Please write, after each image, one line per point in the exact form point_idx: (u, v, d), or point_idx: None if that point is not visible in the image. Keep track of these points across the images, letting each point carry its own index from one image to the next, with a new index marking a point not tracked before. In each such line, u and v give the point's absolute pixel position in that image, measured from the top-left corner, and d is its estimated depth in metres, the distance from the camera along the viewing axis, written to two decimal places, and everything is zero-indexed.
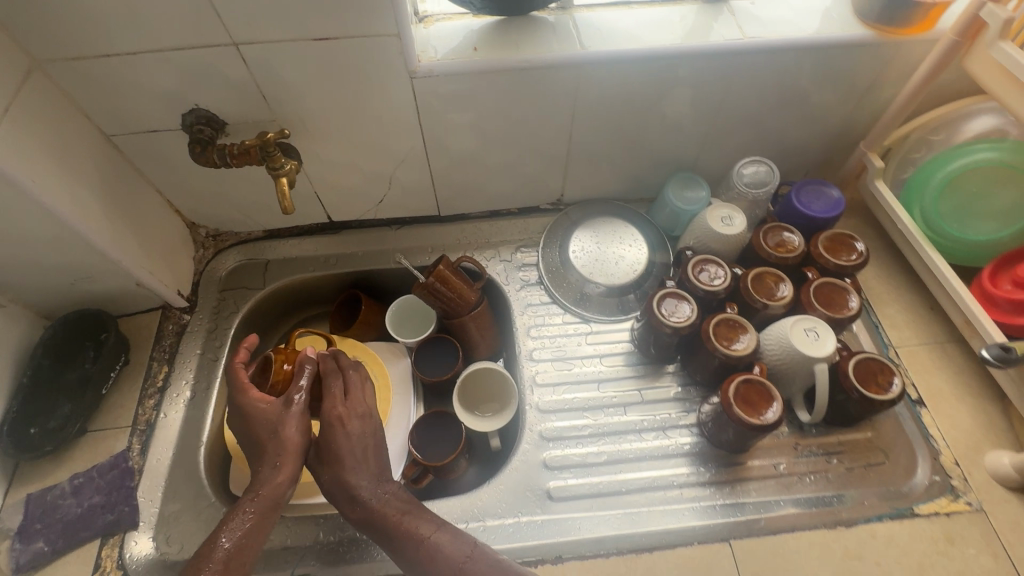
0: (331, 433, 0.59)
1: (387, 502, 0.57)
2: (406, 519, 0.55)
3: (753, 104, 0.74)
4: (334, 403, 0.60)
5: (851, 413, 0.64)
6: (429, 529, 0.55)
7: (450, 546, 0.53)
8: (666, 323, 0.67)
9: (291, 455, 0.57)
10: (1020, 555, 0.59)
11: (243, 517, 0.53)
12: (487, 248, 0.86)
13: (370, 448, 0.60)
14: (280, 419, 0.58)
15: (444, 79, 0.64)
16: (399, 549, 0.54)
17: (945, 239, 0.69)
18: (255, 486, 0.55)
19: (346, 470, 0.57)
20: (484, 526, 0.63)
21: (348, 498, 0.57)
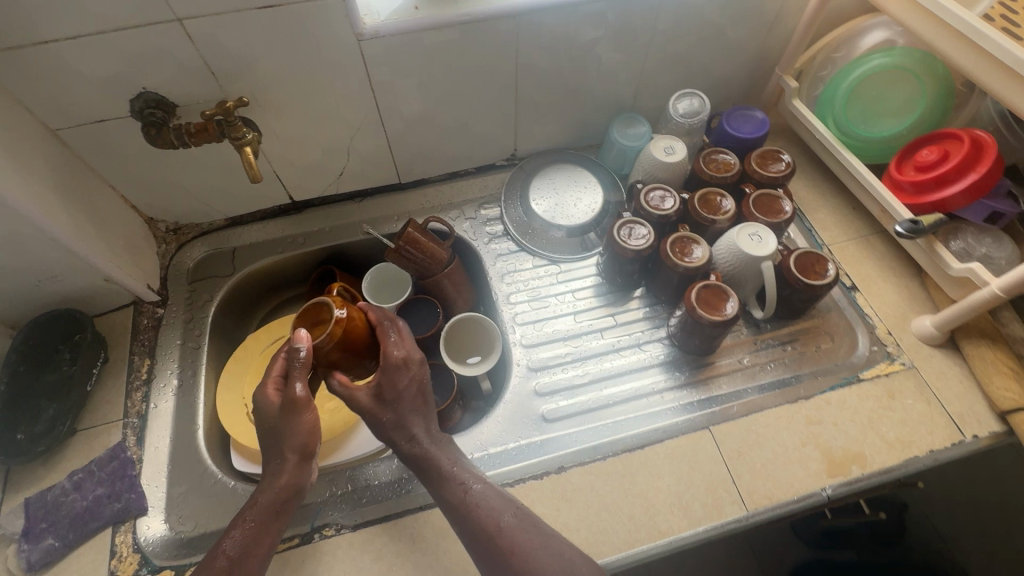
0: (388, 386, 0.57)
1: (437, 457, 0.57)
2: (455, 469, 0.57)
3: (679, 40, 0.79)
4: (390, 350, 0.57)
5: (796, 303, 0.73)
6: (476, 487, 0.56)
7: (495, 512, 0.54)
8: (627, 247, 0.74)
9: (292, 461, 0.55)
10: (947, 397, 0.69)
11: (245, 526, 0.52)
12: (451, 209, 0.89)
13: (418, 399, 0.59)
14: (283, 423, 0.54)
15: (391, 39, 0.66)
16: (446, 497, 0.55)
17: (855, 141, 0.78)
18: (258, 492, 0.54)
19: (398, 421, 0.58)
20: (488, 455, 0.67)
21: (399, 443, 0.58)
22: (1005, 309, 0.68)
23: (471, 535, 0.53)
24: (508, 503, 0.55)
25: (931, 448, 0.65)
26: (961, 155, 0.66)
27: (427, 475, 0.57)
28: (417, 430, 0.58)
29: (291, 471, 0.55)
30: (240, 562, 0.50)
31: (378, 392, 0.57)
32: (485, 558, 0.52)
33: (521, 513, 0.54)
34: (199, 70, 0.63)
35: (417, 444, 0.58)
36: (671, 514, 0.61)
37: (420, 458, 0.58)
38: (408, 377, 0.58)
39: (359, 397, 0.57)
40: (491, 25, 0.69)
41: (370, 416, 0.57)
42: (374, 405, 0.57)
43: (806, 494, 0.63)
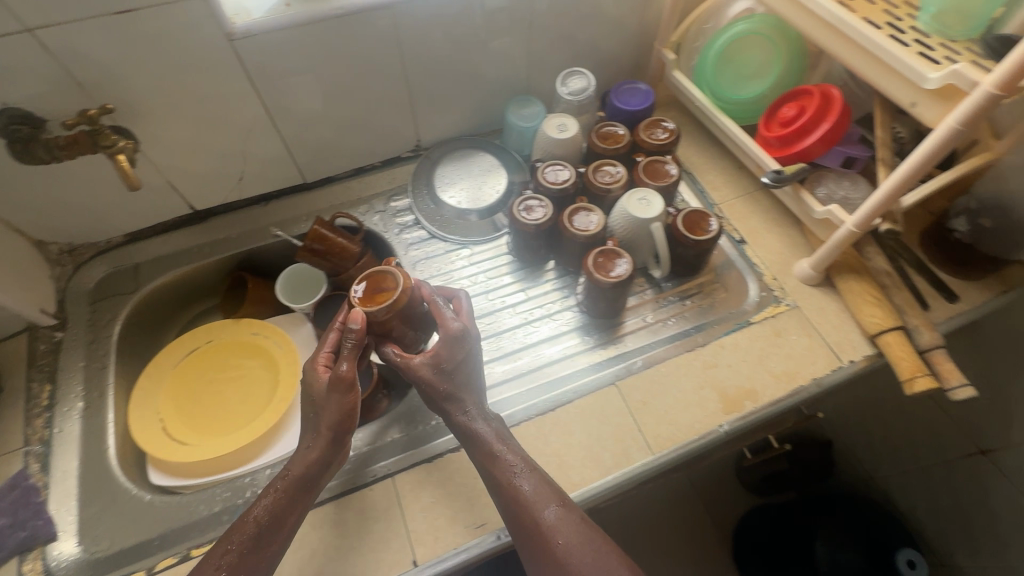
0: (445, 357, 0.60)
1: (489, 440, 0.59)
2: (504, 453, 0.58)
3: (558, 22, 0.83)
4: (446, 322, 0.61)
5: (688, 260, 0.78)
6: (522, 476, 0.57)
7: (536, 506, 0.55)
8: (527, 222, 0.78)
9: (322, 440, 0.58)
10: (825, 330, 0.75)
11: (274, 495, 0.56)
12: (361, 204, 0.90)
13: (468, 377, 0.62)
14: (326, 398, 0.57)
15: (264, 37, 0.67)
16: (494, 477, 0.57)
17: (729, 105, 0.83)
18: (291, 464, 0.57)
19: (453, 396, 0.61)
20: (408, 436, 0.69)
21: (454, 415, 0.61)
22: (870, 246, 0.76)
23: (517, 520, 0.55)
24: (553, 497, 0.55)
25: (814, 376, 0.72)
26: (813, 106, 0.73)
27: (478, 452, 0.59)
28: (468, 412, 0.61)
29: (321, 451, 0.57)
30: (269, 529, 0.54)
31: (436, 363, 0.60)
32: (527, 543, 0.54)
33: (564, 508, 0.55)
34: (63, 82, 0.62)
35: (469, 420, 0.61)
36: (583, 466, 0.65)
37: (472, 437, 0.60)
38: (465, 350, 0.61)
39: (420, 372, 0.60)
40: (367, 17, 0.70)
41: (427, 385, 0.60)
42: (432, 376, 0.60)
43: (705, 432, 0.67)
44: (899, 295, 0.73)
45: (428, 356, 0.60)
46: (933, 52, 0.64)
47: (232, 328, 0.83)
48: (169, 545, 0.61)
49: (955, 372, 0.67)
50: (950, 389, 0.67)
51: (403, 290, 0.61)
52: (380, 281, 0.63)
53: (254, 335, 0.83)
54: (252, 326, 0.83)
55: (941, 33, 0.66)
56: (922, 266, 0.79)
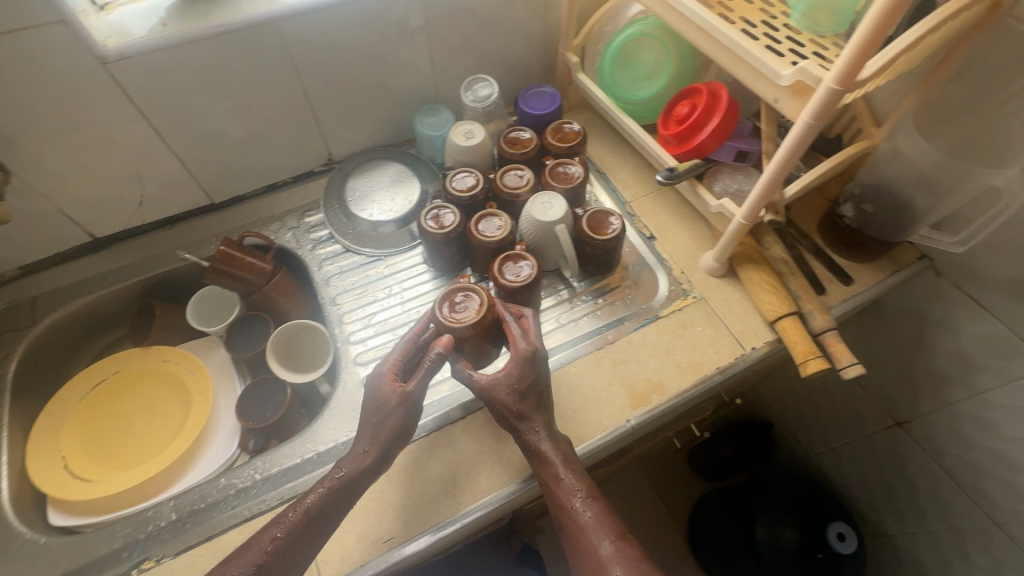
0: (520, 378, 0.62)
1: (556, 463, 0.61)
2: (569, 480, 0.60)
3: (456, 30, 0.84)
4: (515, 342, 0.64)
5: (596, 260, 0.80)
6: (584, 505, 0.59)
7: (594, 535, 0.57)
8: (434, 232, 0.78)
9: (380, 446, 0.59)
10: (730, 319, 0.78)
11: (323, 490, 0.57)
12: (273, 221, 0.88)
13: (540, 398, 0.63)
14: (393, 409, 0.59)
15: (141, 57, 0.66)
16: (555, 501, 0.60)
17: (629, 106, 0.85)
18: (341, 466, 0.58)
19: (524, 415, 0.62)
20: (318, 454, 0.68)
21: (525, 434, 0.62)
22: (767, 235, 0.79)
23: (576, 544, 0.58)
24: (611, 530, 0.57)
25: (718, 365, 0.74)
26: (703, 103, 0.75)
27: (542, 471, 0.61)
28: (540, 433, 0.62)
29: (375, 457, 0.58)
30: (312, 521, 0.55)
31: (512, 383, 0.62)
32: (581, 567, 0.57)
33: (621, 540, 0.57)
34: None
35: (535, 440, 0.62)
36: (492, 472, 0.69)
37: (540, 456, 0.61)
38: (535, 372, 0.63)
39: (497, 393, 0.61)
40: (252, 33, 0.70)
41: (502, 404, 0.62)
42: (509, 397, 0.61)
43: (612, 428, 0.69)
44: (795, 280, 0.76)
45: (507, 377, 0.62)
46: (803, 48, 0.67)
47: (142, 357, 0.81)
48: None
49: (846, 352, 0.70)
50: (842, 369, 0.69)
51: (481, 309, 0.65)
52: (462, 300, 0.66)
53: (165, 362, 0.81)
54: (162, 353, 0.81)
55: (810, 29, 0.69)
56: (820, 252, 0.82)
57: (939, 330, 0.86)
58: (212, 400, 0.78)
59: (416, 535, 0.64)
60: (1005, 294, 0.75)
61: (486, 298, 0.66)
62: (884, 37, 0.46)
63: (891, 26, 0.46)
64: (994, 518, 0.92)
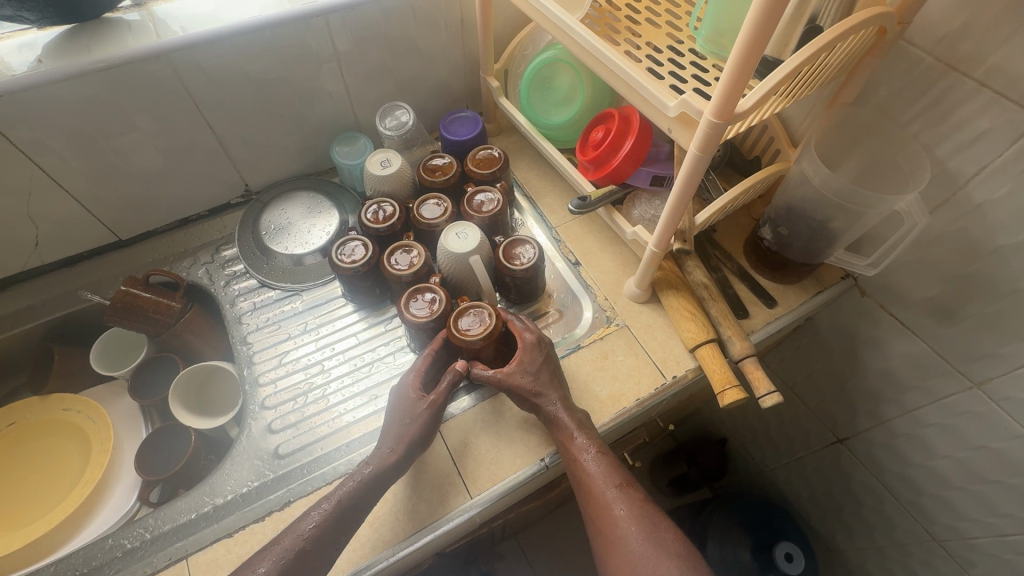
0: (531, 362, 0.66)
1: (570, 425, 0.63)
2: (579, 437, 0.63)
3: (369, 59, 0.82)
4: (522, 333, 0.68)
5: (515, 289, 0.78)
6: (594, 458, 0.61)
7: (600, 483, 0.60)
8: (344, 265, 0.75)
9: (404, 445, 0.61)
10: (652, 348, 0.76)
11: (351, 484, 0.59)
12: (185, 257, 0.85)
13: (555, 375, 0.67)
14: (416, 417, 0.63)
15: (13, 96, 0.62)
16: (566, 457, 0.63)
17: (549, 131, 0.84)
18: (367, 463, 0.60)
19: (538, 389, 0.65)
20: (215, 508, 0.65)
21: (540, 404, 0.65)
22: (688, 260, 0.78)
23: (586, 492, 0.61)
24: (617, 477, 0.61)
25: (638, 397, 0.72)
26: (615, 127, 0.74)
27: (556, 432, 0.64)
28: (556, 402, 0.64)
29: (401, 454, 0.61)
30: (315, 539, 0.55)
31: (524, 369, 0.66)
32: (589, 512, 0.61)
33: (624, 486, 0.60)
34: None
35: (550, 409, 0.65)
36: (396, 522, 0.64)
37: (554, 421, 0.64)
38: (545, 355, 0.68)
39: (516, 380, 0.65)
40: (140, 68, 0.67)
41: (516, 386, 0.65)
42: (525, 378, 0.65)
43: (526, 468, 0.68)
44: (715, 306, 0.74)
45: (519, 363, 0.66)
46: (706, 73, 0.66)
47: (42, 406, 0.77)
48: None
49: (765, 379, 0.68)
50: (760, 398, 0.67)
51: (488, 321, 0.67)
52: (471, 312, 0.69)
53: (67, 411, 0.77)
54: (63, 401, 0.77)
55: (716, 54, 0.67)
56: (744, 274, 0.81)
57: (868, 348, 0.86)
58: (111, 450, 0.74)
59: None
60: (924, 314, 0.74)
61: (495, 312, 0.68)
62: (756, 63, 0.44)
63: (762, 51, 0.44)
64: (934, 535, 0.91)
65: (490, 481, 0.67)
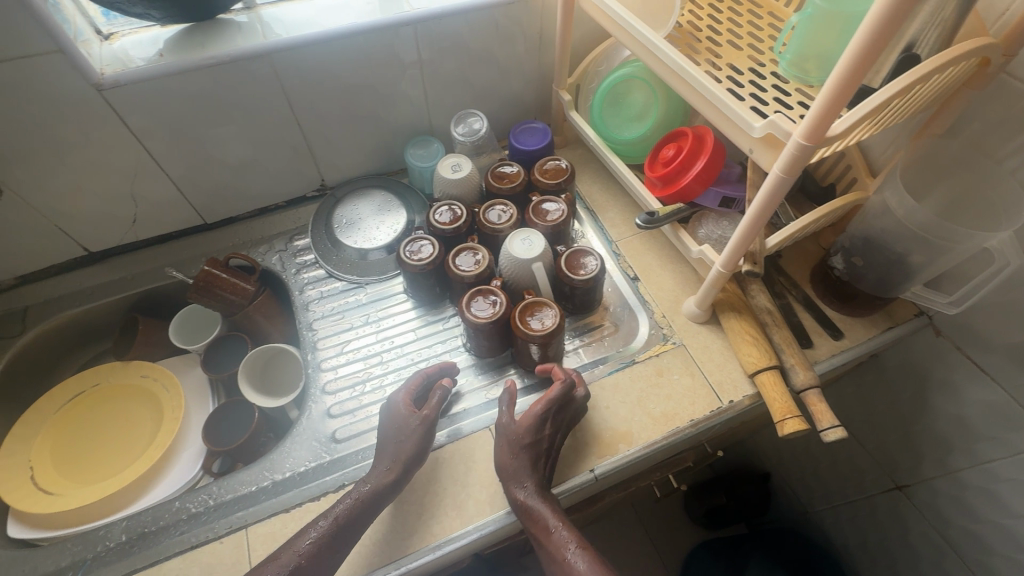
0: (524, 436, 0.63)
1: (546, 515, 0.60)
2: (560, 531, 0.59)
3: (450, 66, 0.85)
4: (536, 403, 0.65)
5: (576, 300, 0.78)
6: (577, 555, 0.57)
7: None
8: (412, 262, 0.78)
9: (401, 464, 0.62)
10: (709, 369, 0.75)
11: (351, 502, 0.60)
12: (261, 244, 0.90)
13: (538, 457, 0.64)
14: (407, 433, 0.64)
15: (135, 86, 0.68)
16: (551, 551, 0.59)
17: (619, 145, 0.85)
18: (366, 481, 0.61)
19: (515, 472, 0.62)
20: (273, 483, 0.67)
21: (513, 490, 0.62)
22: (752, 284, 0.77)
23: None
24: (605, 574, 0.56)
25: (692, 418, 0.71)
26: (688, 146, 0.74)
27: (534, 527, 0.60)
28: (527, 489, 0.61)
29: (397, 474, 0.62)
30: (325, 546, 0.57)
31: (516, 440, 0.63)
32: None
33: None
34: None
35: (527, 497, 0.61)
36: (443, 516, 0.65)
37: (529, 512, 0.61)
38: (538, 435, 0.64)
39: (500, 456, 0.64)
40: (243, 66, 0.72)
41: (502, 461, 0.63)
42: (506, 454, 0.63)
43: (575, 477, 0.67)
44: (778, 332, 0.73)
45: (514, 434, 0.64)
46: (788, 97, 0.66)
47: (124, 370, 0.82)
48: None
49: (828, 413, 0.66)
50: (822, 431, 0.65)
51: (556, 322, 0.70)
52: (535, 309, 0.72)
53: (145, 377, 0.82)
54: (141, 368, 0.83)
55: (799, 78, 0.67)
56: (810, 303, 0.79)
57: (941, 392, 0.82)
58: (181, 417, 0.79)
59: None
60: (1009, 360, 0.70)
61: (560, 312, 0.71)
62: (853, 92, 0.44)
63: (864, 76, 0.44)
64: None
65: None
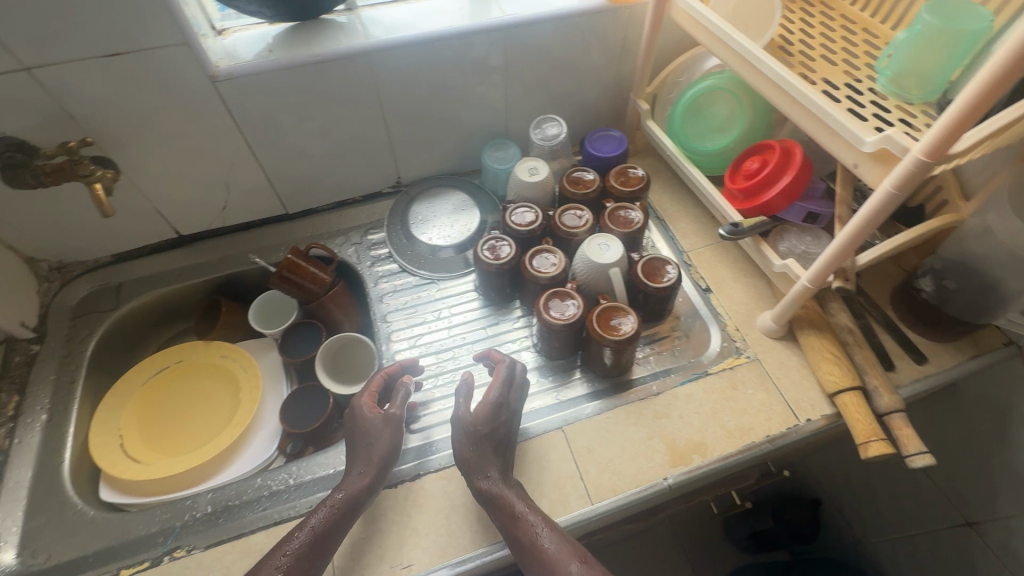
0: (483, 424, 0.63)
1: (512, 500, 0.59)
2: (527, 512, 0.58)
3: (534, 72, 0.87)
4: (488, 390, 0.65)
5: (650, 308, 0.78)
6: (549, 534, 0.56)
7: (560, 562, 0.53)
8: (489, 262, 0.79)
9: (374, 467, 0.62)
10: (785, 386, 0.74)
11: (327, 511, 0.58)
12: (338, 236, 0.93)
13: (498, 445, 0.64)
14: (376, 432, 0.64)
15: (245, 79, 0.72)
16: (518, 538, 0.57)
17: (699, 156, 0.85)
18: (340, 488, 0.60)
19: (477, 462, 0.62)
20: (438, 441, 0.71)
21: (475, 480, 0.61)
22: (833, 302, 0.75)
23: None
24: (577, 553, 0.54)
25: (768, 433, 0.70)
26: (775, 160, 0.74)
27: (499, 515, 0.59)
28: (492, 476, 0.61)
29: (371, 478, 0.61)
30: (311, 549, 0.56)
31: (473, 427, 0.63)
32: None
33: (586, 562, 0.53)
34: (56, 114, 0.67)
35: (492, 483, 0.61)
36: None
37: (493, 500, 0.60)
38: (498, 422, 0.64)
39: (460, 449, 0.63)
40: (344, 64, 0.75)
41: (461, 450, 0.63)
42: (466, 443, 0.63)
43: (648, 484, 0.66)
44: (860, 352, 0.71)
45: (472, 421, 0.63)
46: (888, 114, 0.64)
47: (206, 349, 0.86)
48: (102, 563, 0.62)
49: (915, 438, 0.64)
50: (908, 457, 0.64)
51: (634, 328, 0.71)
52: (612, 315, 0.72)
53: (224, 357, 0.86)
54: (220, 348, 0.86)
55: (898, 96, 0.66)
56: (891, 325, 0.77)
57: None
58: (259, 398, 0.82)
59: (427, 571, 0.62)
60: None
61: (638, 319, 0.71)
62: (983, 114, 0.44)
63: (995, 98, 0.43)
64: None
65: (611, 490, 0.66)
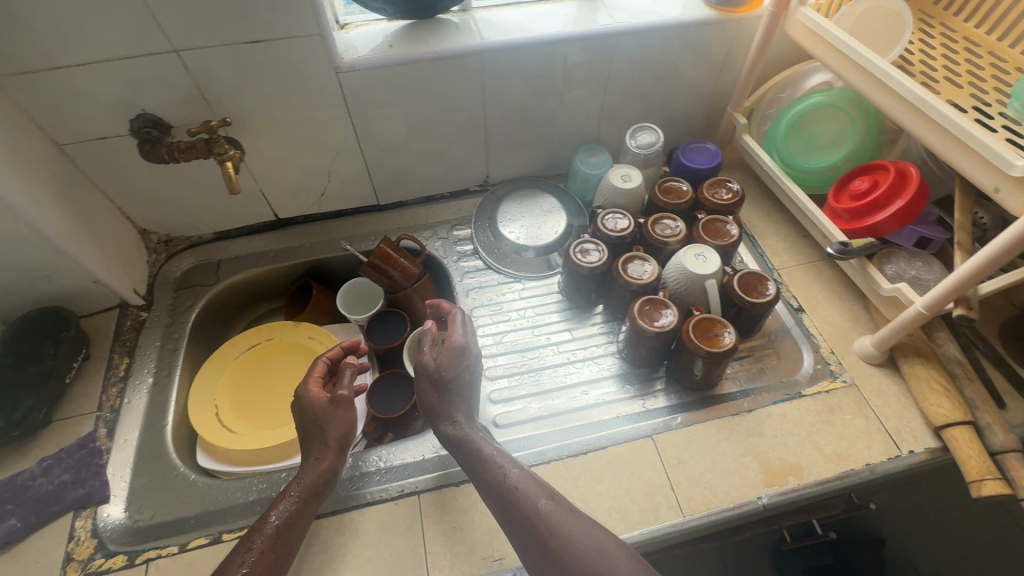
0: (448, 368, 0.64)
1: (478, 441, 0.61)
2: (495, 454, 0.60)
3: (635, 80, 0.88)
4: (454, 334, 0.66)
5: (743, 322, 0.77)
6: (516, 471, 0.58)
7: (529, 496, 0.56)
8: (583, 265, 0.79)
9: (332, 449, 0.63)
10: (886, 415, 0.71)
11: (290, 502, 0.58)
12: (425, 229, 0.95)
13: (463, 393, 0.65)
14: (328, 414, 0.65)
15: (365, 72, 0.74)
16: (485, 477, 0.58)
17: (800, 171, 0.84)
18: (300, 476, 0.60)
19: (444, 408, 0.63)
20: (388, 468, 0.69)
21: (441, 425, 0.63)
22: (940, 332, 0.73)
23: (512, 516, 0.55)
24: (545, 489, 0.57)
25: (869, 461, 0.67)
26: (889, 182, 0.72)
27: (468, 458, 0.60)
28: (456, 420, 0.63)
29: (332, 459, 0.62)
30: (283, 534, 0.55)
31: (439, 372, 0.63)
32: (521, 537, 0.54)
33: (554, 498, 0.56)
34: (192, 96, 0.71)
35: (458, 428, 0.63)
36: (608, 519, 0.64)
37: (458, 442, 0.62)
38: (464, 366, 0.65)
39: (423, 395, 0.65)
40: (457, 62, 0.77)
41: (426, 395, 0.64)
42: (429, 389, 0.64)
43: (743, 502, 0.65)
44: (971, 387, 0.69)
45: (433, 364, 0.64)
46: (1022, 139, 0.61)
47: (295, 329, 0.88)
48: (203, 526, 0.64)
49: None
50: None
51: (732, 342, 0.69)
52: (709, 327, 0.71)
53: (311, 339, 0.88)
54: (309, 330, 0.89)
55: None
56: (1002, 362, 0.74)
57: None
58: None
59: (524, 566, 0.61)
60: None
61: (736, 334, 0.70)
62: None
63: None
64: None
65: (703, 505, 0.65)
